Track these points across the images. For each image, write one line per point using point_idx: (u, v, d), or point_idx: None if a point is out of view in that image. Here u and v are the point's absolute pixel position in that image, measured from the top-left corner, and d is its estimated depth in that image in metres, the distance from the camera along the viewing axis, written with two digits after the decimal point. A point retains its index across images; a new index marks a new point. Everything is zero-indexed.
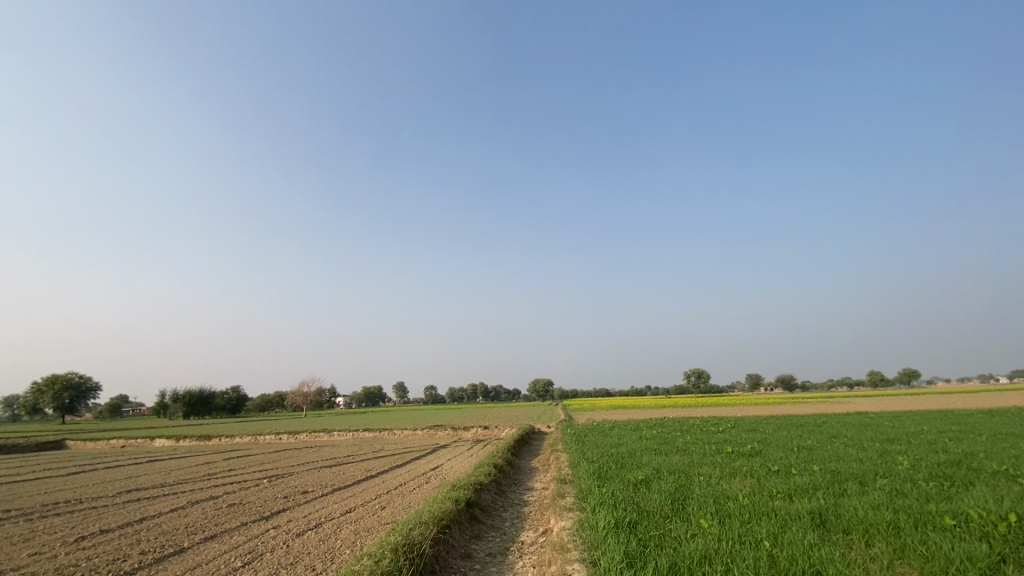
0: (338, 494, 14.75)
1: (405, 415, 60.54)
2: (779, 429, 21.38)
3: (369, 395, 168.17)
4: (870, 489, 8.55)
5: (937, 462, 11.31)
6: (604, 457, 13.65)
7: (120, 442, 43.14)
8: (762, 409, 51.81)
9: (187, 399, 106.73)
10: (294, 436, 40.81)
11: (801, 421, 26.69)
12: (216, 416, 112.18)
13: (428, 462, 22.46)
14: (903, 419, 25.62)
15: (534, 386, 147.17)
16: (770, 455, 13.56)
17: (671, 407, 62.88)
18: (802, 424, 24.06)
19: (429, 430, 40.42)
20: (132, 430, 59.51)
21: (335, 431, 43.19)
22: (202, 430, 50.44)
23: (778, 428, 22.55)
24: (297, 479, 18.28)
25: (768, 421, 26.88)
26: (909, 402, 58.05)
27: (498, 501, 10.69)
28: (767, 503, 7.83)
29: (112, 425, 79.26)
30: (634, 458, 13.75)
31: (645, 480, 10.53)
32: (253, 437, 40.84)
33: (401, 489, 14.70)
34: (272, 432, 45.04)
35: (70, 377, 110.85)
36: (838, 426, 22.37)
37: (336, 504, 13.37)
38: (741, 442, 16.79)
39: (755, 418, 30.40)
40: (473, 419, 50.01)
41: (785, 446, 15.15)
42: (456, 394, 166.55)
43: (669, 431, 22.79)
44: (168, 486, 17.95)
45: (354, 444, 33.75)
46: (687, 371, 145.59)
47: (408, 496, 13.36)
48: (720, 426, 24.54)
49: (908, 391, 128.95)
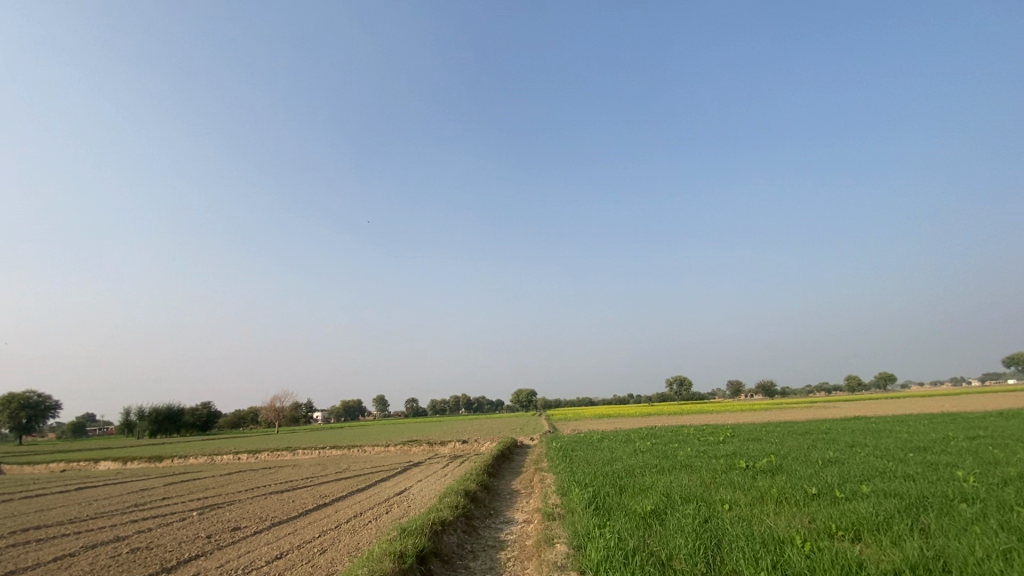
0: (273, 532, 11.99)
1: (382, 430, 57.37)
2: (786, 439, 19.31)
3: (349, 410, 164.19)
4: (968, 524, 6.32)
5: (1009, 476, 9.26)
6: (596, 479, 11.28)
7: (61, 465, 39.10)
8: (754, 416, 50.21)
9: (153, 417, 101.50)
10: (255, 455, 37.33)
11: (802, 428, 24.81)
12: (184, 434, 106.95)
13: (396, 484, 19.63)
14: (913, 424, 23.83)
15: (518, 396, 144.46)
16: (797, 471, 11.34)
17: (656, 417, 60.95)
18: (807, 432, 22.07)
19: (404, 445, 37.60)
20: (83, 451, 55.17)
21: (301, 449, 39.93)
22: (156, 451, 46.31)
23: (783, 436, 20.54)
24: (233, 511, 15.38)
25: (767, 429, 24.92)
26: (897, 406, 57.30)
27: (466, 545, 8.20)
28: (842, 551, 5.54)
29: (70, 446, 74.32)
30: (635, 479, 11.36)
31: (657, 512, 8.15)
32: (209, 458, 37.31)
33: (352, 526, 12.01)
34: (232, 451, 41.43)
35: (28, 395, 104.88)
36: (847, 434, 20.43)
37: (266, 547, 10.68)
38: (753, 456, 14.56)
39: (753, 426, 28.39)
40: (451, 433, 47.07)
41: (808, 460, 12.98)
42: (438, 407, 163.32)
43: (664, 442, 20.52)
44: (75, 523, 14.91)
45: (317, 463, 30.66)
46: (670, 378, 144.92)
47: (357, 537, 10.70)
48: (719, 435, 22.41)
49: (885, 395, 130.56)
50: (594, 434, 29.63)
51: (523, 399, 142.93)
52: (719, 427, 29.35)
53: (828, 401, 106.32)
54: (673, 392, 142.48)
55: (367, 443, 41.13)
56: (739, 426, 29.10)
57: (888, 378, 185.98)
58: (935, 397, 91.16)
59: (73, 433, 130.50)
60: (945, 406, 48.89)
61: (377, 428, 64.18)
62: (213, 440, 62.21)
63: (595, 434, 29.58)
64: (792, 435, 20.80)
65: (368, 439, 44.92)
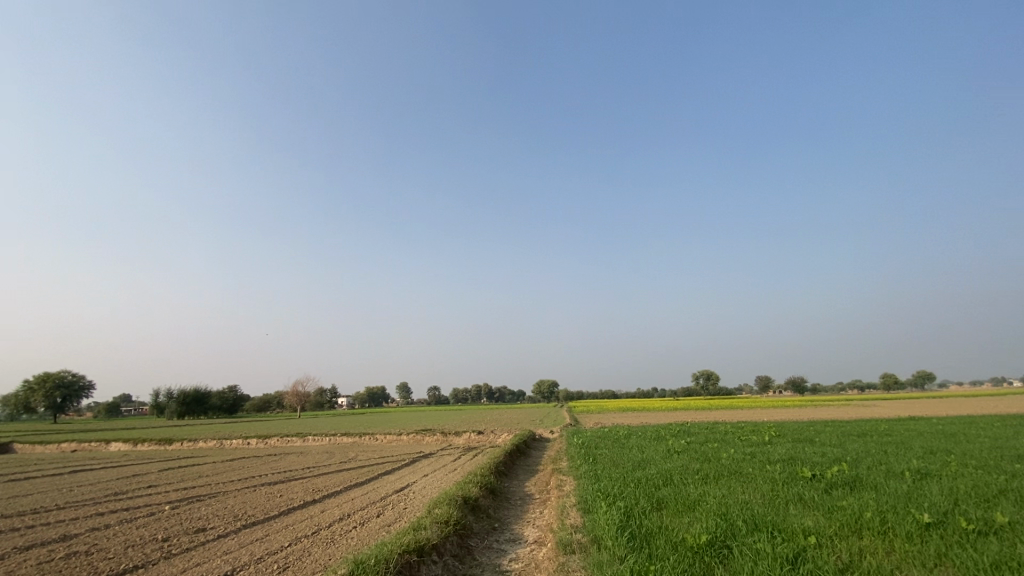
0: (237, 537, 10.06)
1: (399, 418, 55.83)
2: (846, 441, 16.69)
3: (372, 397, 165.74)
4: None
5: None
6: (627, 489, 9.08)
7: (73, 446, 38.60)
8: (793, 413, 47.35)
9: (181, 400, 103.26)
10: (264, 441, 36.06)
11: (856, 428, 21.95)
12: (211, 417, 108.49)
13: (398, 479, 17.63)
14: (989, 426, 20.84)
15: (540, 387, 142.85)
16: (885, 488, 8.93)
17: (684, 412, 57.68)
18: (865, 434, 19.29)
19: (416, 435, 35.82)
20: (105, 432, 55.36)
21: (312, 435, 38.47)
22: (170, 433, 45.69)
23: (839, 438, 17.83)
24: (210, 505, 13.59)
25: (816, 429, 22.16)
26: (946, 406, 53.05)
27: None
28: None
29: (99, 425, 75.57)
30: (677, 490, 9.11)
31: (717, 548, 5.87)
32: (219, 442, 36.12)
33: (330, 534, 9.97)
34: (244, 436, 40.40)
35: (61, 376, 107.28)
36: (915, 437, 17.60)
37: (221, 559, 8.81)
38: (816, 463, 12.02)
39: (797, 424, 25.57)
40: (468, 422, 45.12)
41: (890, 472, 10.42)
42: (460, 396, 162.63)
43: (700, 441, 18.12)
44: (36, 514, 13.35)
45: (325, 451, 29.08)
46: (697, 373, 141.05)
47: (329, 552, 8.66)
48: (763, 435, 19.85)
49: (924, 394, 124.68)
50: (619, 428, 27.19)
51: (545, 390, 140.81)
52: (758, 424, 26.61)
53: (866, 398, 101.31)
54: (699, 387, 138.60)
55: (380, 431, 39.49)
56: (781, 424, 26.29)
57: (927, 376, 177.79)
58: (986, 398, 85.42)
59: (108, 413, 134.12)
60: (1006, 406, 44.86)
61: (394, 416, 62.90)
62: (232, 424, 61.80)
63: (622, 429, 27.16)
64: (851, 437, 18.12)
65: (382, 427, 43.40)
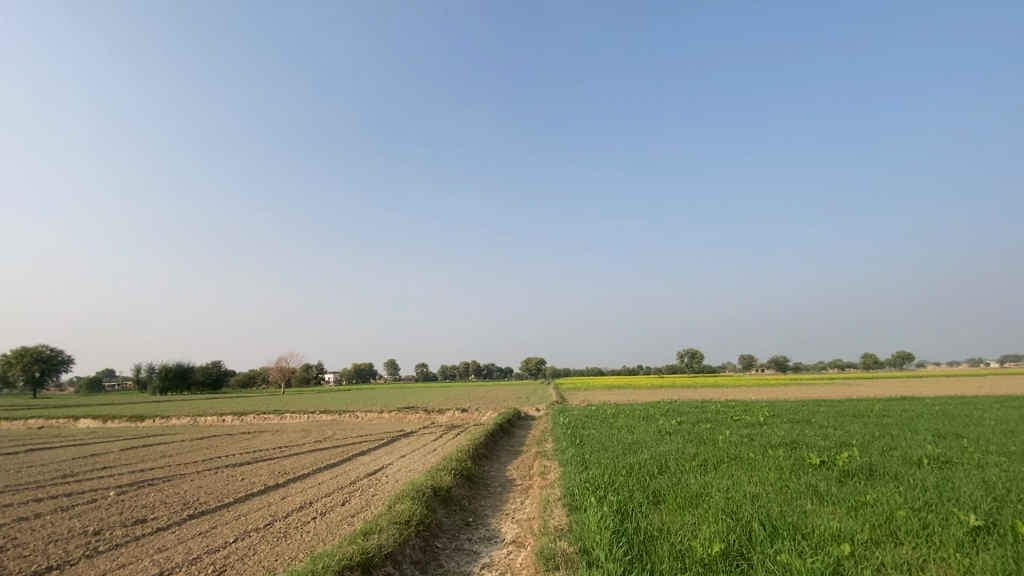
0: (178, 531, 8.90)
1: (383, 395, 54.80)
2: (846, 423, 15.86)
3: (360, 373, 165.03)
4: None
5: None
6: (619, 479, 8.02)
7: (40, 422, 37.08)
8: (780, 391, 47.31)
9: (164, 375, 101.52)
10: (240, 417, 34.77)
11: (850, 409, 21.19)
12: (195, 393, 107.02)
13: (372, 461, 16.52)
14: (986, 407, 20.27)
15: (528, 364, 143.16)
16: (907, 479, 7.97)
17: (670, 391, 57.20)
18: (862, 415, 18.52)
19: (399, 412, 34.81)
20: (79, 407, 53.79)
21: (290, 412, 37.21)
22: (144, 410, 44.19)
23: (837, 420, 16.97)
24: (159, 491, 12.38)
25: (809, 409, 21.41)
26: (926, 386, 53.48)
27: None
28: None
29: (75, 400, 73.36)
30: (674, 480, 8.09)
31: (733, 561, 4.79)
32: (192, 419, 34.73)
33: (282, 528, 8.81)
34: (220, 412, 39.05)
35: (39, 351, 104.83)
36: (915, 418, 16.82)
37: (152, 558, 7.63)
38: (823, 448, 11.05)
39: (789, 404, 24.84)
40: (453, 400, 44.17)
41: (907, 460, 9.47)
42: (447, 372, 162.41)
43: (691, 422, 17.24)
44: None
45: (301, 430, 27.89)
46: (683, 351, 141.83)
47: (277, 551, 7.50)
48: (757, 416, 19.03)
49: (904, 373, 127.15)
50: (606, 407, 26.19)
51: (533, 368, 140.88)
52: (749, 403, 25.87)
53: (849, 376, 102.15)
54: (685, 365, 139.87)
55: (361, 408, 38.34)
56: (773, 403, 25.53)
57: (907, 355, 180.78)
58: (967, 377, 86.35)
59: (89, 388, 131.64)
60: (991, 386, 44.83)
61: (378, 392, 61.90)
62: (213, 399, 60.41)
63: (609, 407, 26.23)
64: (849, 418, 17.36)
65: (364, 404, 42.30)
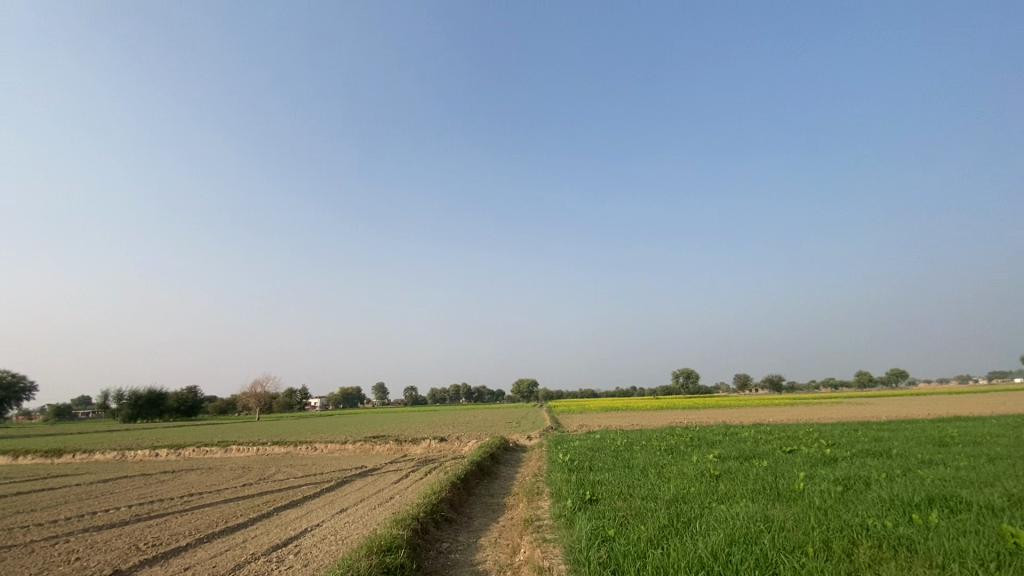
0: None
1: (361, 421, 49.56)
2: (956, 458, 11.42)
3: (345, 397, 159.17)
4: None
5: None
6: None
7: None
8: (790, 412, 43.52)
9: (132, 402, 94.46)
10: (178, 450, 29.35)
11: (916, 434, 16.95)
12: (166, 421, 100.00)
13: (296, 519, 11.74)
14: None
15: (519, 387, 137.94)
16: None
17: (662, 403, 74.50)
18: (950, 444, 14.24)
19: (367, 443, 29.71)
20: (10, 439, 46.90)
21: (240, 443, 31.81)
22: (77, 441, 38.05)
23: (931, 452, 12.64)
24: None
25: (868, 436, 17.01)
26: (938, 405, 50.06)
27: None
28: None
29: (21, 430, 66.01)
30: None
31: None
32: (121, 453, 29.16)
33: None
34: (161, 444, 33.42)
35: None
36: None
37: None
38: (1001, 509, 6.64)
39: (832, 427, 20.50)
40: (432, 427, 39.02)
41: None
42: (436, 396, 156.24)
43: (738, 458, 12.68)
44: None
45: (241, 467, 22.72)
46: (679, 372, 137.19)
47: None
48: (814, 447, 14.58)
49: (905, 390, 124.58)
50: (610, 435, 21.64)
51: (524, 390, 135.36)
52: (783, 427, 21.44)
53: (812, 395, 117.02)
54: (680, 386, 135.31)
55: (400, 418, 51.01)
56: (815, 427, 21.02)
57: (902, 373, 178.61)
58: (915, 395, 97.62)
59: (58, 418, 123.72)
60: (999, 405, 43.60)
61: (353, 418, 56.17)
62: (167, 428, 53.90)
63: (614, 435, 21.71)
64: (946, 450, 12.95)
65: (412, 417, 57.29)
